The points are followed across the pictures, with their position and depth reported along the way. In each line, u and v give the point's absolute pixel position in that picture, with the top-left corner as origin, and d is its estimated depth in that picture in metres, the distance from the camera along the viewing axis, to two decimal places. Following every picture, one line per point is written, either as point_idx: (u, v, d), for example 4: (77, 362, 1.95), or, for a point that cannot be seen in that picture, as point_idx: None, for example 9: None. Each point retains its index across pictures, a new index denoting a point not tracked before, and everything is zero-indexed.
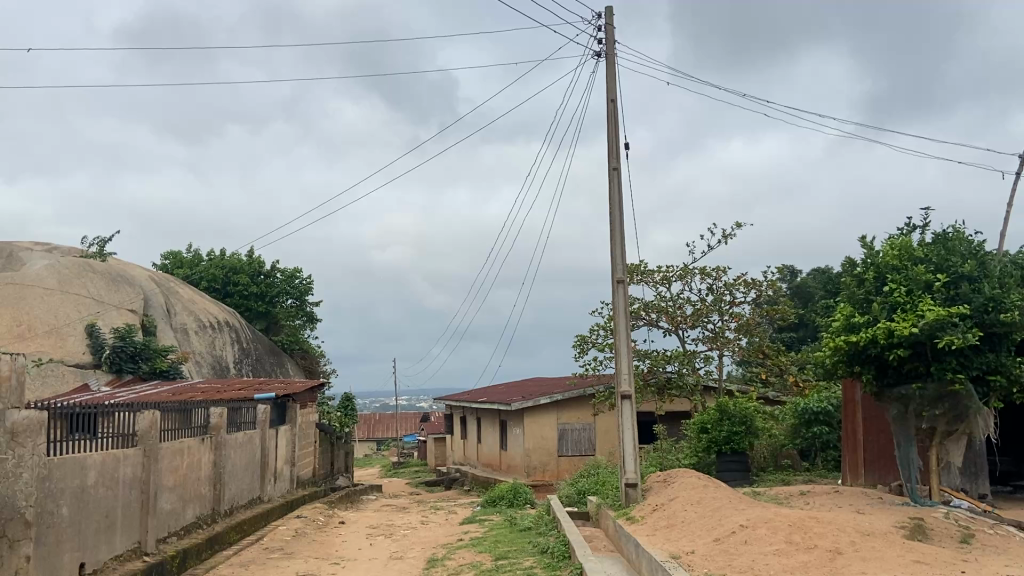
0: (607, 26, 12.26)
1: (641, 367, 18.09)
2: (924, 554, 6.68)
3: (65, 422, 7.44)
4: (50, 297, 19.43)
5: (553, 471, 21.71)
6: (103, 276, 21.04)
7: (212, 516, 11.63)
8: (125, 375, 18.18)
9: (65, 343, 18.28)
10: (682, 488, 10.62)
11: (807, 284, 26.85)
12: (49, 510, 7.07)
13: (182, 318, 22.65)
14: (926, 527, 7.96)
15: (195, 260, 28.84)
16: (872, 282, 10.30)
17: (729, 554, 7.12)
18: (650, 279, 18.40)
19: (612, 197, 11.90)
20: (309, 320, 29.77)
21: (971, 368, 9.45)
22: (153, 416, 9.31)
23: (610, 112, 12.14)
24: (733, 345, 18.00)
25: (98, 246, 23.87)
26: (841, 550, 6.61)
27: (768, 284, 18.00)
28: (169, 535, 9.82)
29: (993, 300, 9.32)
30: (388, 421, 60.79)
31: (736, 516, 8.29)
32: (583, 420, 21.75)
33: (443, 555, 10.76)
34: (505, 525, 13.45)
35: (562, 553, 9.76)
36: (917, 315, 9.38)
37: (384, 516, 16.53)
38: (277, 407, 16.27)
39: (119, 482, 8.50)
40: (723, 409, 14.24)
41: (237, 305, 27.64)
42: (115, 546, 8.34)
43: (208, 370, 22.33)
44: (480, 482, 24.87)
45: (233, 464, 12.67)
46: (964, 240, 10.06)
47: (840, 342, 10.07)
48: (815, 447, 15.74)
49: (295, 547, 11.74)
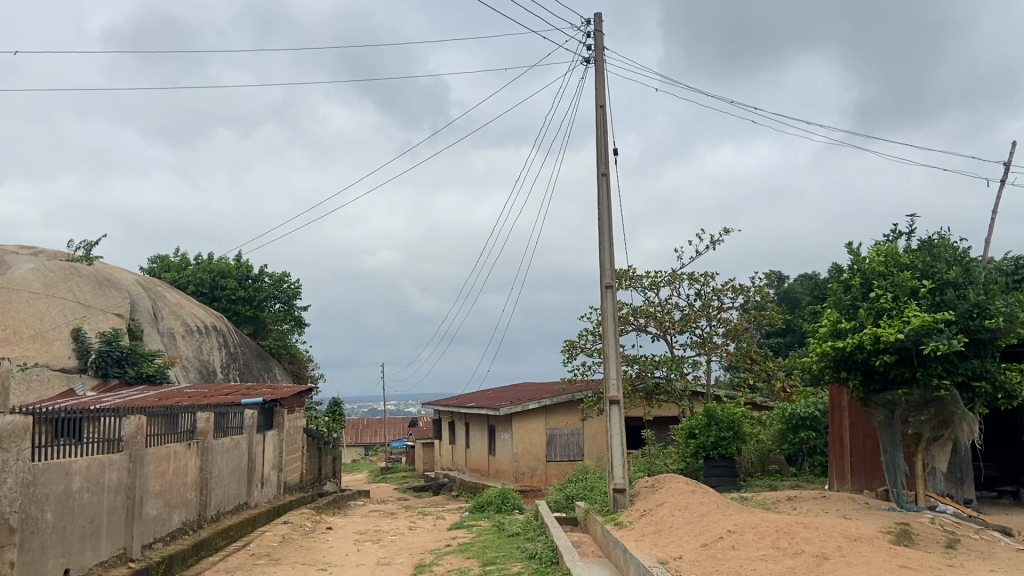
0: (595, 33, 12.33)
1: (630, 372, 18.12)
2: (911, 559, 6.72)
3: (51, 426, 7.39)
4: (35, 301, 19.18)
5: (542, 476, 21.70)
6: (89, 279, 20.85)
7: (198, 522, 11.55)
8: (111, 379, 18.19)
9: (51, 348, 18.11)
10: (669, 493, 10.65)
11: (794, 290, 27.03)
12: (34, 516, 7.00)
13: (170, 322, 22.50)
14: (912, 533, 8.02)
15: (183, 264, 28.64)
16: (858, 288, 10.38)
17: (717, 559, 7.15)
18: (639, 284, 18.49)
19: (601, 202, 11.92)
20: (298, 325, 29.59)
21: (957, 374, 9.50)
22: (140, 420, 9.25)
23: (599, 119, 12.18)
24: (721, 350, 18.08)
25: (84, 249, 23.67)
26: (828, 555, 6.66)
27: (756, 290, 18.10)
28: (154, 541, 9.74)
29: (978, 307, 9.40)
30: (377, 425, 60.66)
31: (724, 521, 8.33)
32: (571, 424, 21.78)
33: (431, 561, 10.74)
34: (494, 531, 13.41)
35: (551, 560, 9.74)
36: (903, 321, 9.43)
37: (372, 522, 16.45)
38: (263, 411, 16.17)
39: (104, 487, 8.44)
40: (711, 414, 14.32)
41: (225, 309, 27.53)
42: (100, 552, 8.28)
43: (196, 375, 22.24)
44: (468, 487, 24.80)
45: (219, 470, 12.59)
46: (949, 247, 10.15)
47: (826, 347, 10.14)
48: (802, 452, 15.79)
49: (283, 553, 11.68)
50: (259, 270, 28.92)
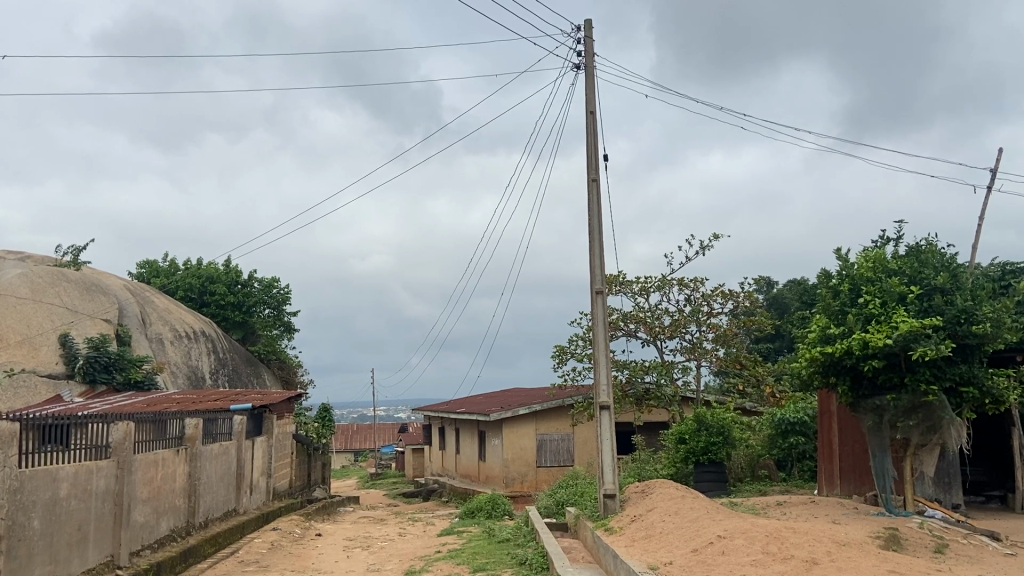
0: (586, 40, 12.34)
1: (620, 378, 18.15)
2: (899, 564, 6.75)
3: (38, 433, 7.35)
4: (23, 306, 19.01)
5: (532, 481, 21.68)
6: (77, 285, 20.68)
7: (187, 529, 11.48)
8: (99, 385, 18.07)
9: (38, 353, 17.99)
10: (661, 498, 10.65)
11: (783, 296, 27.18)
12: (21, 523, 6.94)
13: (158, 328, 22.37)
14: (901, 538, 8.06)
15: (172, 269, 28.53)
16: (847, 294, 10.46)
17: (707, 564, 7.16)
18: (629, 289, 18.60)
19: (592, 208, 11.95)
20: (286, 330, 29.50)
21: (944, 379, 9.61)
22: (128, 427, 9.20)
23: (589, 124, 12.21)
24: (711, 355, 18.13)
25: (73, 254, 23.53)
26: (818, 561, 6.68)
27: (746, 295, 18.17)
28: (143, 548, 9.67)
29: (966, 312, 9.48)
30: (366, 432, 60.51)
31: (714, 527, 8.34)
32: (562, 430, 21.77)
33: (420, 568, 10.68)
34: (484, 537, 13.32)
35: (541, 565, 9.76)
36: (891, 327, 9.50)
37: (361, 528, 16.39)
38: (253, 417, 16.17)
39: (92, 494, 8.37)
40: (701, 419, 14.29)
41: (214, 314, 27.40)
42: (88, 559, 8.20)
43: (184, 381, 22.15)
44: (459, 492, 24.73)
45: (208, 477, 12.52)
46: (936, 253, 10.27)
47: (816, 353, 10.17)
48: (791, 458, 15.83)
49: (272, 560, 11.61)
50: (248, 275, 28.82)
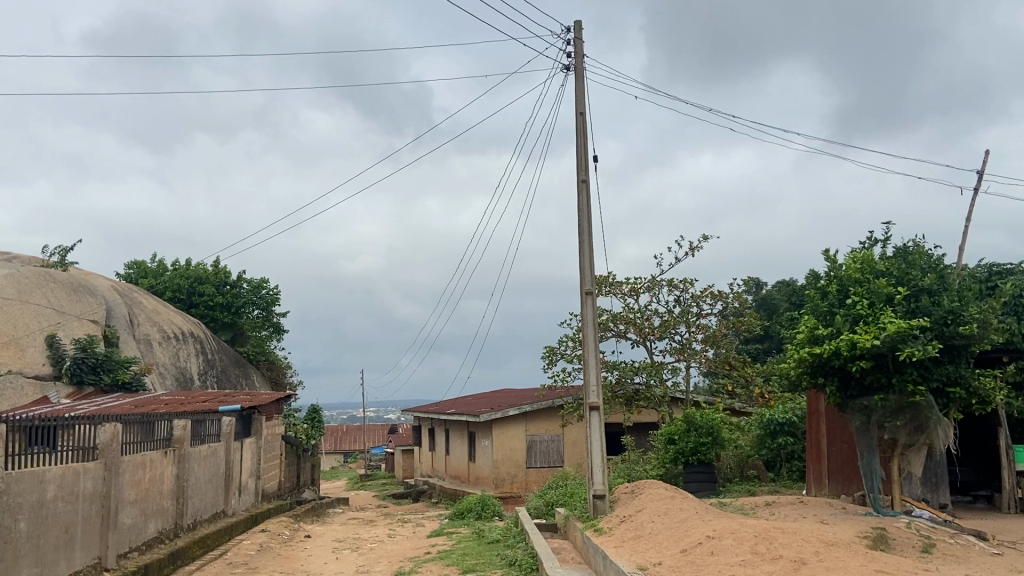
0: (576, 41, 12.36)
1: (609, 378, 18.17)
2: (886, 564, 6.79)
3: (25, 435, 7.29)
4: (8, 307, 18.85)
5: (521, 482, 21.66)
6: (64, 286, 20.50)
7: (175, 531, 11.41)
8: (86, 387, 17.91)
9: (24, 355, 17.82)
10: (650, 499, 10.68)
11: (772, 297, 27.31)
12: (7, 525, 6.89)
13: (146, 329, 22.22)
14: (889, 538, 8.11)
15: (160, 269, 28.41)
16: (835, 295, 10.51)
17: (696, 564, 7.19)
18: (618, 291, 18.66)
19: (581, 209, 11.97)
20: (275, 331, 29.42)
21: (931, 379, 9.68)
22: (115, 428, 9.14)
23: (579, 125, 12.23)
24: (699, 357, 18.20)
25: (59, 254, 23.35)
26: (806, 561, 6.71)
27: (735, 297, 18.25)
28: (130, 550, 9.60)
29: (952, 313, 9.58)
30: (356, 434, 60.34)
31: (704, 527, 8.37)
32: (552, 430, 21.81)
33: (410, 569, 10.71)
34: (473, 538, 13.33)
35: (530, 566, 9.76)
36: (879, 327, 9.57)
37: (351, 530, 16.35)
38: (242, 418, 16.09)
39: (79, 496, 8.31)
40: (690, 419, 14.35)
41: (202, 315, 27.24)
42: (75, 561, 8.15)
43: (172, 382, 22.00)
44: (448, 493, 24.70)
45: (196, 479, 12.46)
46: (923, 254, 10.36)
47: (804, 353, 10.20)
48: (779, 458, 15.88)
49: (260, 561, 11.57)
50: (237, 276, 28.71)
